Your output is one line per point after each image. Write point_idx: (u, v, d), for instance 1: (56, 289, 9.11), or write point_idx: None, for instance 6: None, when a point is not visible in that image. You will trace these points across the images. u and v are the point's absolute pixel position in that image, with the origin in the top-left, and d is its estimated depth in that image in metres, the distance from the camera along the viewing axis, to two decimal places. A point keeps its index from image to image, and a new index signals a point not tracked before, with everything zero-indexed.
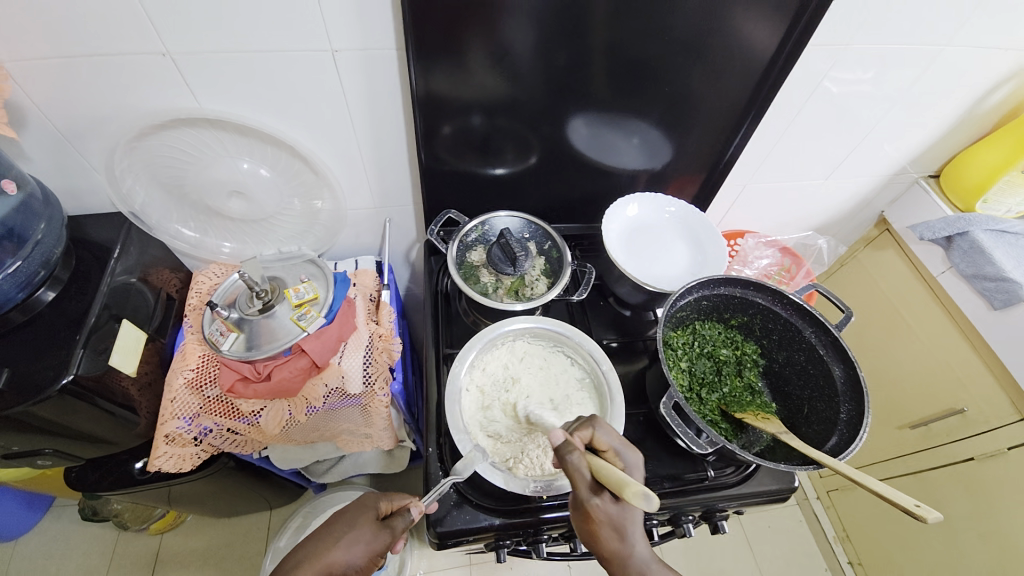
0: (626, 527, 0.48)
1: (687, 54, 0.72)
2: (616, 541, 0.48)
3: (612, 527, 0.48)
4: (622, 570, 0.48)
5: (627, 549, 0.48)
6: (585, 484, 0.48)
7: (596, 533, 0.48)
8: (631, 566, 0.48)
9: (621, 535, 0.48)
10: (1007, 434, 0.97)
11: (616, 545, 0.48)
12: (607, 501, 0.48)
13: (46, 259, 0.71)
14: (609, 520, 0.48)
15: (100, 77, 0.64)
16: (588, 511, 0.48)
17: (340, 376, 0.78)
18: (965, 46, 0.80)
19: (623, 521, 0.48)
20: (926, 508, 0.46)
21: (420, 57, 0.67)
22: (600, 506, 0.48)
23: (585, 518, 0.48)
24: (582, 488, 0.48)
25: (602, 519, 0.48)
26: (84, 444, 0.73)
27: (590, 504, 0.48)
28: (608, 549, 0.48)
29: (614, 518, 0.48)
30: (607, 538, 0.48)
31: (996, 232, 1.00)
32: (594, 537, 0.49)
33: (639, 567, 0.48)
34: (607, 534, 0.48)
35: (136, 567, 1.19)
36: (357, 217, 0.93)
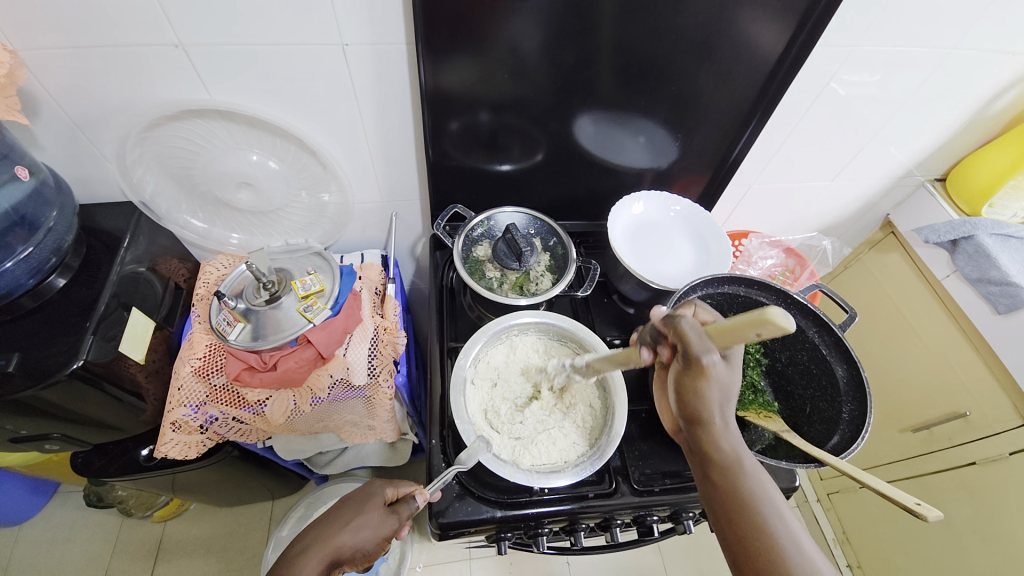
0: (728, 395, 0.48)
1: (695, 53, 0.73)
2: (718, 407, 0.47)
3: (719, 389, 0.47)
4: (717, 444, 0.48)
5: (725, 418, 0.48)
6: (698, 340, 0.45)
7: (702, 391, 0.46)
8: (726, 441, 0.48)
9: (724, 400, 0.47)
10: (1009, 439, 0.98)
11: (716, 412, 0.47)
12: (720, 360, 0.46)
13: (58, 247, 0.72)
14: (719, 379, 0.46)
15: (111, 67, 0.65)
16: (702, 368, 0.45)
17: (345, 367, 0.79)
18: (974, 50, 0.80)
19: (728, 381, 0.47)
20: (927, 506, 0.46)
21: (430, 54, 0.67)
22: (712, 363, 0.45)
23: (698, 369, 0.45)
24: (697, 345, 0.45)
25: (714, 375, 0.45)
26: (92, 430, 0.74)
27: (703, 359, 0.45)
28: (710, 413, 0.47)
29: (725, 376, 0.46)
30: (713, 398, 0.47)
31: (1002, 236, 1.00)
32: (695, 401, 0.47)
33: (731, 444, 0.48)
34: (713, 398, 0.47)
35: (139, 554, 1.21)
36: (365, 210, 0.93)
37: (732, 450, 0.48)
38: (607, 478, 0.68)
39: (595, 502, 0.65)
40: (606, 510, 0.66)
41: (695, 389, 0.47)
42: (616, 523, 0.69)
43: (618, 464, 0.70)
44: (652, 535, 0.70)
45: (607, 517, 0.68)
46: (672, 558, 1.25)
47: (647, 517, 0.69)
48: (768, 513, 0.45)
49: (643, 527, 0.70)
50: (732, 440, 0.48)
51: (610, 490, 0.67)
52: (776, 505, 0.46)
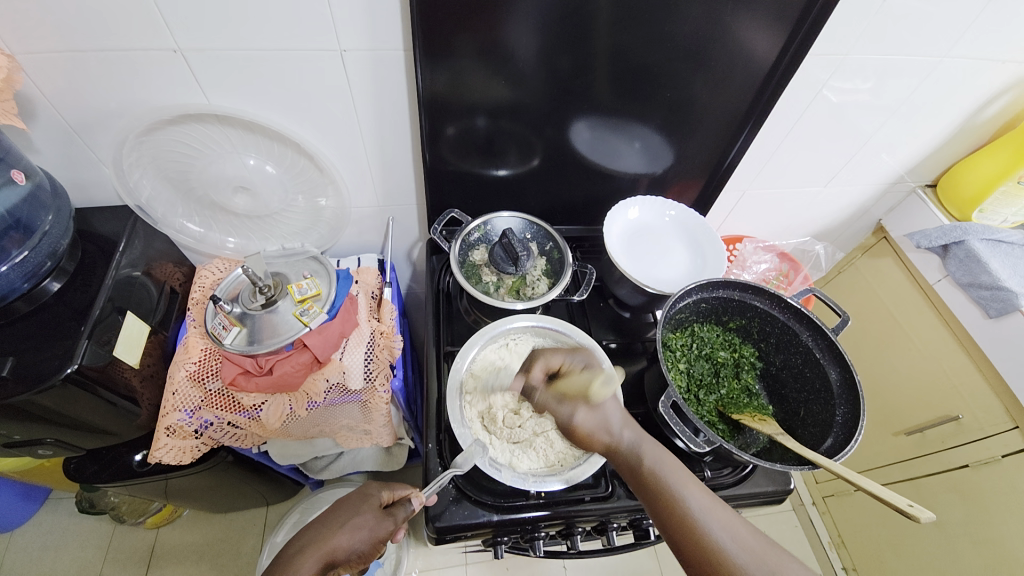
0: (607, 422, 0.59)
1: (688, 60, 0.74)
2: (603, 436, 0.59)
3: (599, 430, 0.59)
4: (621, 448, 0.57)
5: (618, 437, 0.58)
6: (561, 413, 0.62)
7: (590, 441, 0.59)
8: (626, 443, 0.57)
9: (606, 429, 0.59)
10: (1001, 441, 0.98)
11: (605, 439, 0.58)
12: (584, 412, 0.60)
13: (53, 250, 0.72)
14: (593, 427, 0.59)
15: (108, 72, 0.65)
16: (578, 428, 0.60)
17: (341, 372, 0.79)
18: (962, 59, 0.82)
19: (603, 421, 0.59)
20: (919, 508, 0.47)
21: (427, 59, 0.68)
22: (579, 420, 0.60)
23: (575, 432, 0.60)
24: (561, 413, 0.62)
25: (585, 427, 0.60)
26: (86, 435, 0.74)
27: (574, 423, 0.61)
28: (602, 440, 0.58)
29: (593, 422, 0.59)
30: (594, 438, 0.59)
31: (992, 241, 1.01)
32: (586, 442, 0.60)
33: (630, 444, 0.57)
34: (597, 431, 0.59)
35: (131, 561, 1.19)
36: (362, 215, 0.93)
37: (632, 449, 0.56)
38: (603, 481, 0.68)
39: (591, 506, 0.65)
40: (602, 513, 0.66)
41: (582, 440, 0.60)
42: (612, 527, 0.69)
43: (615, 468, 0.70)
44: (648, 539, 0.70)
45: (603, 521, 0.68)
46: (668, 562, 1.25)
47: (643, 521, 0.69)
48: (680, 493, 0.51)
49: (639, 531, 0.70)
50: (638, 449, 0.56)
51: (606, 494, 0.67)
52: (685, 483, 0.52)
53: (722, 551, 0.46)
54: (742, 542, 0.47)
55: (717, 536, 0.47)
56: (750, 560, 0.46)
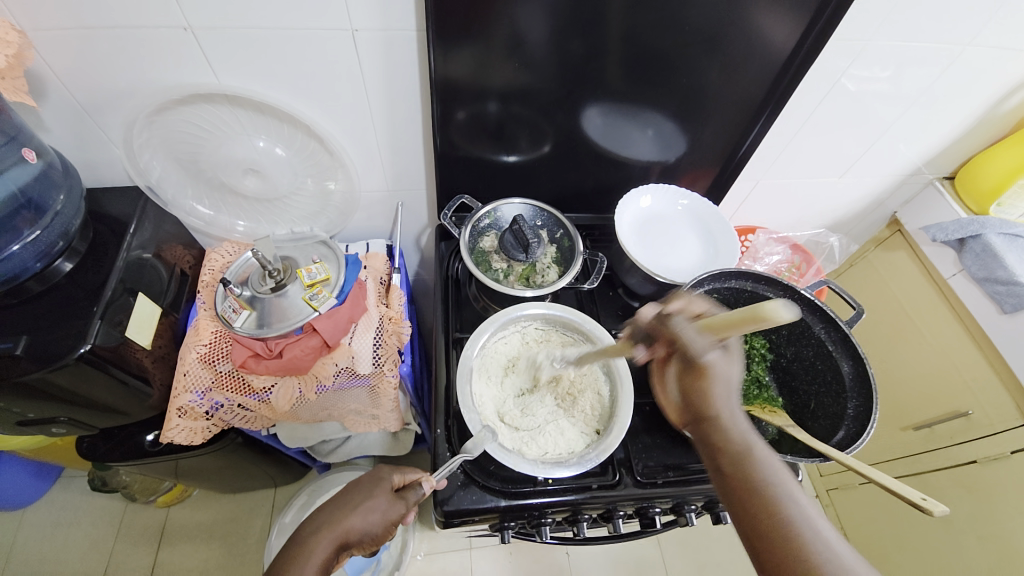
0: (730, 381, 0.51)
1: (706, 46, 0.72)
2: (723, 397, 0.50)
3: (721, 382, 0.50)
4: (724, 431, 0.49)
5: (731, 408, 0.50)
6: (693, 342, 0.49)
7: (708, 388, 0.50)
8: (734, 426, 0.49)
9: (727, 390, 0.50)
10: (1011, 437, 0.98)
11: (722, 402, 0.50)
12: (718, 354, 0.50)
13: (65, 231, 0.72)
14: (718, 375, 0.50)
15: (118, 51, 0.64)
16: (700, 367, 0.50)
17: (350, 357, 0.80)
18: (987, 48, 0.79)
19: (729, 374, 0.51)
20: (933, 502, 0.46)
21: (439, 41, 0.66)
22: (711, 360, 0.50)
23: (697, 372, 0.50)
24: (694, 344, 0.49)
25: (715, 372, 0.50)
26: (99, 414, 0.75)
27: (702, 358, 0.50)
28: (714, 405, 0.50)
29: (723, 369, 0.50)
30: (717, 391, 0.50)
31: (1009, 236, 1.00)
32: (701, 393, 0.50)
33: (740, 431, 0.49)
34: (716, 388, 0.50)
35: (142, 538, 1.22)
36: (371, 199, 0.93)
37: (741, 435, 0.49)
38: (611, 470, 0.68)
39: (598, 493, 0.66)
40: (609, 501, 0.66)
41: (698, 386, 0.50)
42: (618, 514, 0.69)
43: (622, 456, 0.70)
44: (654, 527, 0.70)
45: (609, 509, 0.68)
46: (669, 550, 1.26)
47: (650, 510, 0.68)
48: (783, 497, 0.45)
49: (645, 519, 0.70)
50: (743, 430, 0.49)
51: (613, 482, 0.67)
52: (790, 488, 0.46)
53: (818, 553, 0.41)
54: (839, 555, 0.41)
55: (817, 543, 0.42)
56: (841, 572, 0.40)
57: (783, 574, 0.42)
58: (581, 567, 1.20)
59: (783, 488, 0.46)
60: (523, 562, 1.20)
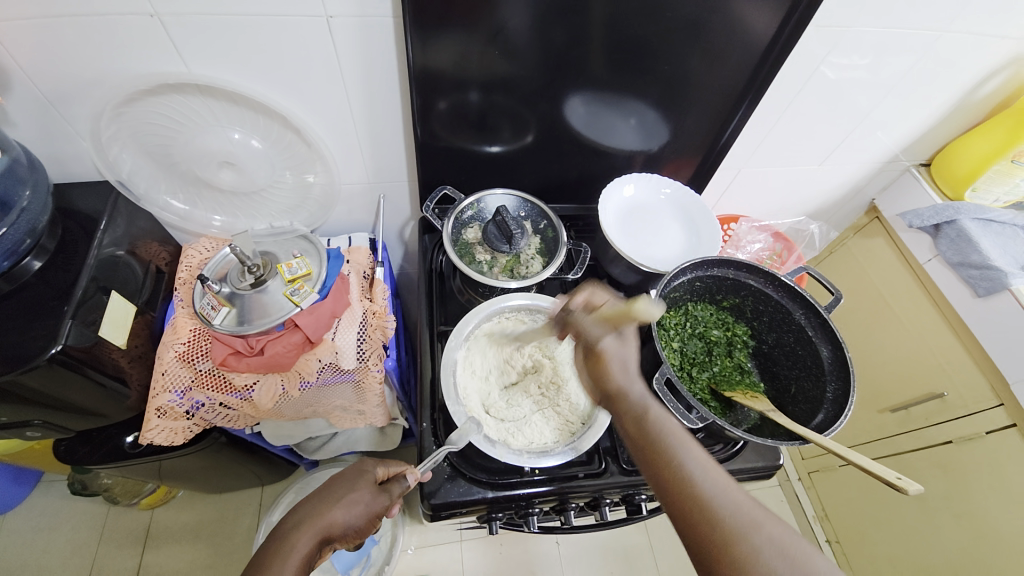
0: (627, 358, 0.53)
1: (687, 33, 0.72)
2: (620, 373, 0.52)
3: (618, 362, 0.53)
4: (626, 403, 0.51)
5: (629, 380, 0.51)
6: (590, 329, 0.55)
7: (605, 369, 0.52)
8: (632, 395, 0.51)
9: (625, 367, 0.52)
10: (985, 418, 1.01)
11: (620, 377, 0.52)
12: (613, 339, 0.53)
13: (32, 228, 0.69)
14: (615, 356, 0.53)
15: (81, 39, 0.62)
16: (599, 351, 0.53)
17: (334, 352, 0.78)
18: (962, 35, 0.81)
19: (626, 356, 0.53)
20: (907, 481, 0.47)
21: (418, 29, 0.65)
22: (606, 344, 0.53)
23: (595, 355, 0.53)
24: (590, 331, 0.54)
25: (609, 355, 0.53)
26: (75, 416, 0.73)
27: (599, 343, 0.53)
28: (614, 381, 0.52)
29: (618, 351, 0.53)
30: (613, 369, 0.52)
31: (983, 221, 1.02)
32: (603, 372, 0.52)
33: (637, 397, 0.50)
34: (613, 368, 0.52)
35: (127, 541, 1.20)
36: (352, 192, 0.91)
37: (639, 402, 0.50)
38: (596, 458, 0.69)
39: (585, 482, 0.66)
40: (595, 489, 0.66)
41: (600, 368, 0.53)
42: (605, 502, 0.70)
43: (608, 445, 0.70)
44: (640, 514, 0.71)
45: (595, 497, 0.69)
46: (658, 536, 1.28)
47: (635, 496, 0.70)
48: (677, 450, 0.46)
49: (631, 506, 0.71)
50: (643, 396, 0.51)
51: (600, 470, 0.67)
52: (688, 444, 0.47)
53: (709, 504, 0.42)
54: (737, 504, 0.42)
55: (708, 493, 0.43)
56: (742, 521, 0.41)
57: (683, 525, 0.43)
58: (570, 555, 1.21)
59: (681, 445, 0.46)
60: (514, 553, 1.21)
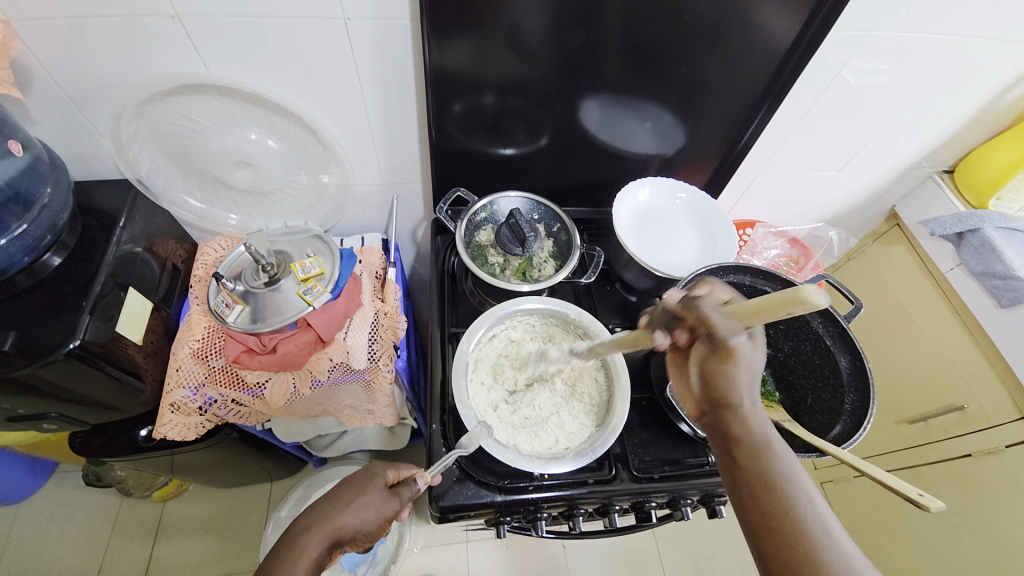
0: (755, 371, 0.44)
1: (705, 37, 0.71)
2: (746, 386, 0.44)
3: (747, 370, 0.44)
4: (745, 425, 0.44)
5: (752, 397, 0.44)
6: (724, 321, 0.43)
7: (730, 373, 0.44)
8: (755, 422, 0.44)
9: (752, 379, 0.44)
10: (1006, 431, 0.98)
11: (744, 391, 0.44)
12: (746, 339, 0.44)
13: (53, 224, 0.71)
14: (744, 360, 0.44)
15: (106, 40, 0.63)
16: (728, 350, 0.43)
17: (345, 352, 0.79)
18: (990, 40, 0.78)
19: (753, 365, 0.44)
20: (929, 498, 0.46)
21: (434, 32, 0.65)
22: (739, 343, 0.43)
23: (719, 357, 0.44)
24: (722, 326, 0.43)
25: (742, 356, 0.43)
26: (91, 410, 0.74)
27: (731, 341, 0.43)
28: (737, 394, 0.44)
29: (752, 356, 0.44)
30: (741, 378, 0.44)
31: (1008, 230, 0.99)
32: (724, 381, 0.44)
33: (754, 424, 0.44)
34: (743, 376, 0.44)
35: (138, 533, 1.21)
36: (365, 192, 0.91)
37: (755, 429, 0.44)
38: (607, 465, 0.68)
39: (594, 488, 0.65)
40: (604, 495, 0.66)
41: (722, 371, 0.44)
42: (615, 509, 0.69)
43: (618, 451, 0.70)
44: (649, 521, 0.70)
45: (605, 503, 0.68)
46: (666, 543, 1.26)
47: (645, 504, 0.68)
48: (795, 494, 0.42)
49: (641, 513, 0.69)
50: (762, 423, 0.44)
51: (609, 477, 0.67)
52: (805, 487, 0.42)
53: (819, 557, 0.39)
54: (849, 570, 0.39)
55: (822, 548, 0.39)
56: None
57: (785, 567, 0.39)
58: (576, 561, 1.21)
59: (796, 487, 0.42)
60: (520, 556, 1.20)
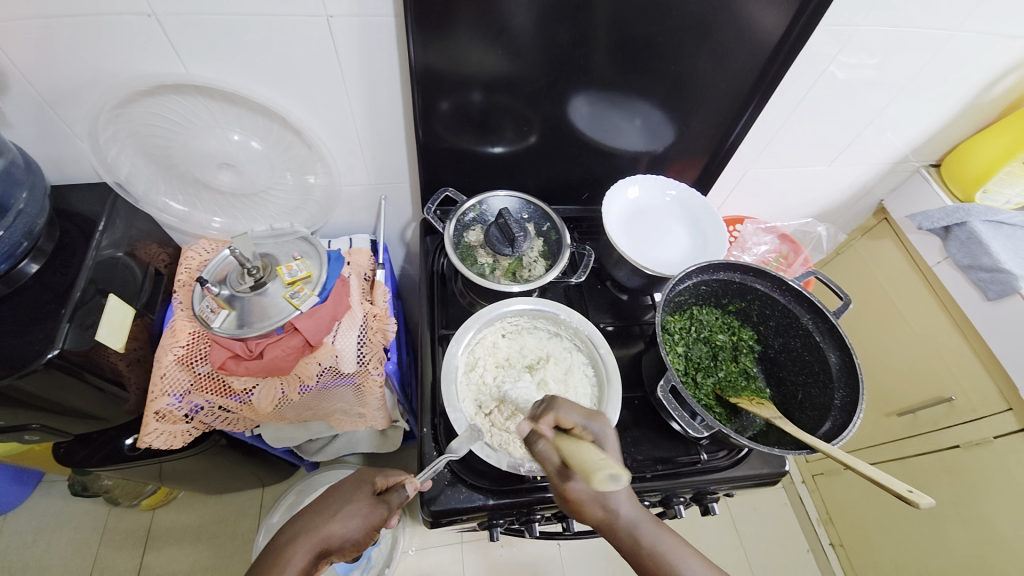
0: (603, 498, 0.50)
1: (693, 33, 0.70)
2: (598, 510, 0.50)
3: (593, 503, 0.50)
4: (618, 535, 0.51)
5: (612, 512, 0.51)
6: (556, 471, 0.48)
7: (582, 510, 0.50)
8: (622, 529, 0.51)
9: (602, 503, 0.50)
10: (995, 423, 0.99)
11: (600, 514, 0.51)
12: (582, 487, 0.48)
13: (29, 230, 0.69)
14: (589, 500, 0.49)
15: (79, 40, 0.61)
16: (570, 497, 0.49)
17: (334, 355, 0.78)
18: (975, 34, 0.79)
19: (603, 495, 0.50)
20: (919, 494, 0.46)
21: (419, 29, 0.64)
22: (575, 490, 0.48)
23: (567, 500, 0.49)
24: (557, 478, 0.48)
25: (584, 498, 0.49)
26: (75, 420, 0.72)
27: (569, 492, 0.48)
28: (597, 519, 0.51)
29: (591, 496, 0.49)
30: (591, 510, 0.50)
31: (993, 223, 1.00)
32: (581, 513, 0.51)
33: (627, 524, 0.51)
34: (592, 507, 0.50)
35: (128, 542, 1.20)
36: (352, 193, 0.90)
37: (629, 530, 0.51)
38: None
39: None
40: None
41: (576, 507, 0.50)
42: None
43: None
44: None
45: None
46: None
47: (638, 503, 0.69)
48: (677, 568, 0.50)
49: None
50: (627, 524, 0.51)
51: None
52: (681, 560, 0.50)
53: None
54: None
55: None
56: None
57: None
58: (571, 559, 1.21)
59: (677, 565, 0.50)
60: (515, 556, 1.20)
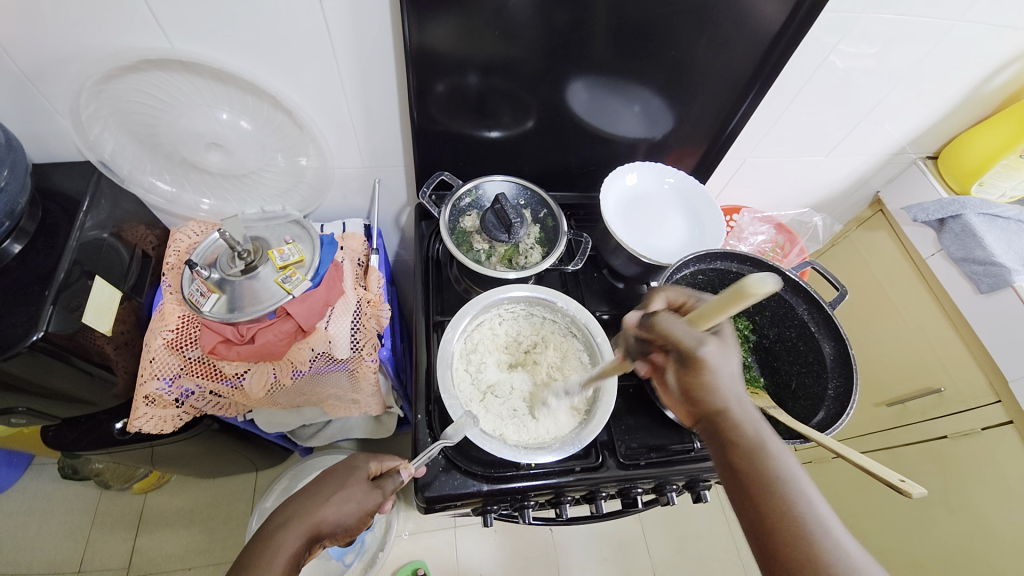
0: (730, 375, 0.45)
1: (694, 17, 0.69)
2: (727, 389, 0.45)
3: (721, 376, 0.45)
4: (735, 428, 0.44)
5: (736, 398, 0.45)
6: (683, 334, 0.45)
7: (705, 380, 0.45)
8: (744, 423, 0.44)
9: (731, 381, 0.45)
10: (982, 414, 1.01)
11: (727, 394, 0.45)
12: (714, 345, 0.45)
13: (11, 210, 0.66)
14: (717, 368, 0.45)
15: (56, 11, 0.58)
16: (698, 359, 0.45)
17: (327, 341, 0.76)
18: (977, 26, 0.78)
19: (730, 364, 0.45)
20: (911, 483, 0.47)
21: (414, 8, 0.62)
22: (707, 352, 0.45)
23: (694, 365, 0.45)
24: (686, 338, 0.45)
25: (712, 363, 0.45)
26: (62, 404, 0.71)
27: (698, 351, 0.45)
28: (720, 399, 0.45)
29: (722, 361, 0.45)
30: (720, 383, 0.45)
31: (988, 216, 1.01)
32: (705, 385, 0.45)
33: (751, 427, 0.44)
34: (721, 381, 0.45)
35: (120, 525, 1.19)
36: (346, 176, 0.88)
37: (752, 433, 0.44)
38: (594, 452, 0.68)
39: (581, 476, 0.65)
40: (591, 483, 0.66)
41: (701, 381, 0.45)
42: (601, 495, 0.70)
43: (605, 439, 0.70)
44: (635, 507, 0.71)
45: (591, 490, 0.68)
46: (652, 525, 1.29)
47: (632, 490, 0.69)
48: (793, 493, 0.41)
49: (626, 499, 0.70)
50: (750, 423, 0.44)
51: (596, 464, 0.67)
52: (801, 486, 0.41)
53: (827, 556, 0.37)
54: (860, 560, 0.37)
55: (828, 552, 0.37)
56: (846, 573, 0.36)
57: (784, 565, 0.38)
58: (564, 544, 1.22)
59: (796, 488, 0.41)
60: (508, 541, 1.21)
